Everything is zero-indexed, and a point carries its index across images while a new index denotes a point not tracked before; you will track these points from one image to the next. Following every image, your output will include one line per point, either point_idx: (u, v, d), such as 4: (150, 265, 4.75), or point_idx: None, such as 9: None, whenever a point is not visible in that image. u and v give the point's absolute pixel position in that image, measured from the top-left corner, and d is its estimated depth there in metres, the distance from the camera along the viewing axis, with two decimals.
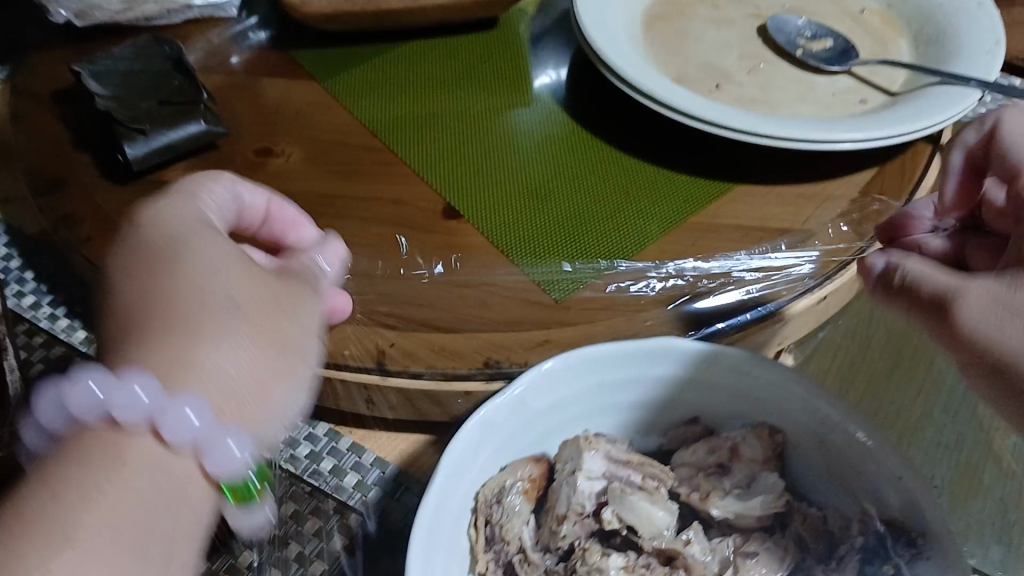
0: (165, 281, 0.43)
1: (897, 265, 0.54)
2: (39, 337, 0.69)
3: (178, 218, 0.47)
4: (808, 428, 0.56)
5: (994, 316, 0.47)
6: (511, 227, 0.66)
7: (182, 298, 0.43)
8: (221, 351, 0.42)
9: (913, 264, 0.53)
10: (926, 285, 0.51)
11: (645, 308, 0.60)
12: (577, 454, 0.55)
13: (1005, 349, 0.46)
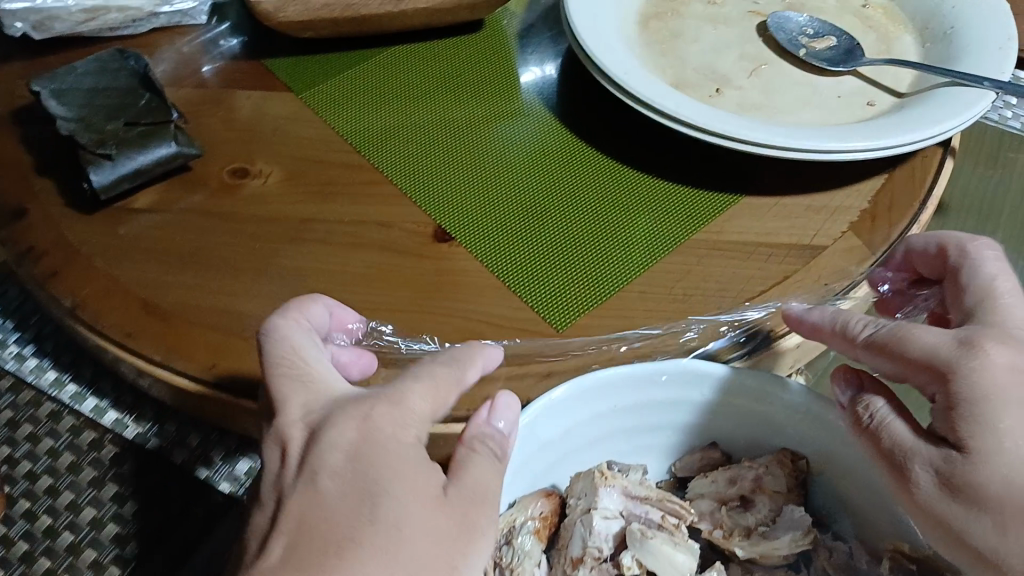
0: (340, 439, 0.41)
1: (864, 400, 0.48)
2: (14, 384, 0.66)
3: (331, 396, 0.44)
4: (833, 454, 0.51)
5: (949, 509, 0.43)
6: (508, 251, 0.62)
7: (376, 449, 0.41)
8: (402, 527, 0.39)
9: (886, 410, 0.47)
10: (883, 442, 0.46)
11: (650, 336, 0.57)
12: (591, 490, 0.50)
13: (967, 536, 0.43)
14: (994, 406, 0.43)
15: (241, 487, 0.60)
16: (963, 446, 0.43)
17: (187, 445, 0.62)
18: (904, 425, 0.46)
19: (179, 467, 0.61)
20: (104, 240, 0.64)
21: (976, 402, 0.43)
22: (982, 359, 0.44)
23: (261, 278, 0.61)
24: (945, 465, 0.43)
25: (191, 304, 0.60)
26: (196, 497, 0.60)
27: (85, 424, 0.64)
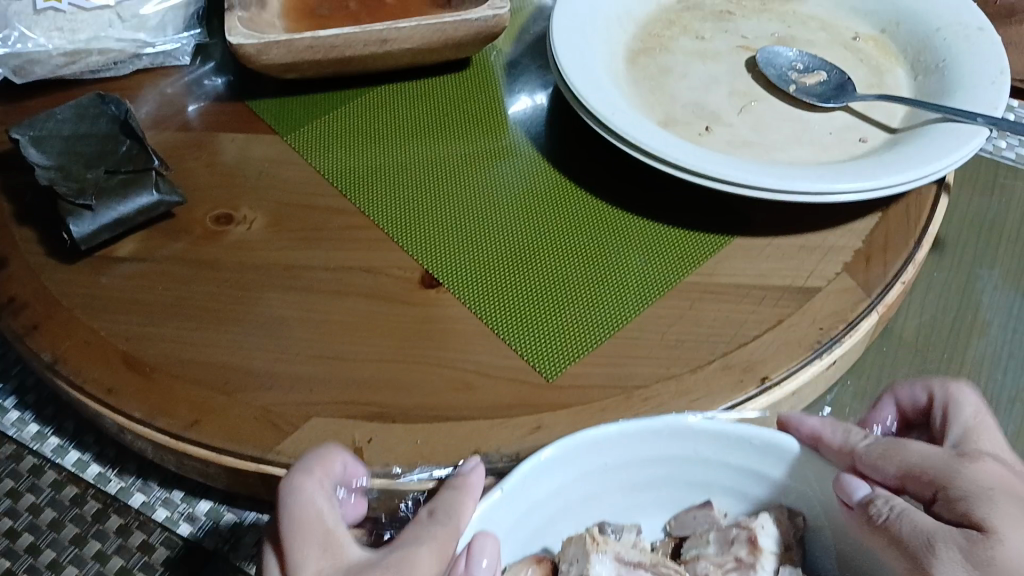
0: None
1: (879, 496, 0.46)
2: None
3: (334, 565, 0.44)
4: (830, 511, 0.51)
5: None
6: (496, 297, 0.61)
7: None
8: None
9: (898, 505, 0.46)
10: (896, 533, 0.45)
11: (642, 386, 0.56)
12: (582, 556, 0.48)
13: None
14: (995, 501, 0.44)
15: (226, 545, 0.58)
16: (984, 528, 0.43)
17: (170, 501, 0.60)
18: (917, 517, 0.45)
19: (161, 524, 0.59)
20: (85, 291, 0.62)
21: (980, 498, 0.44)
22: (978, 465, 0.46)
23: (245, 329, 0.60)
24: (970, 546, 0.42)
25: (174, 357, 0.59)
26: (178, 557, 0.58)
27: (67, 479, 0.62)
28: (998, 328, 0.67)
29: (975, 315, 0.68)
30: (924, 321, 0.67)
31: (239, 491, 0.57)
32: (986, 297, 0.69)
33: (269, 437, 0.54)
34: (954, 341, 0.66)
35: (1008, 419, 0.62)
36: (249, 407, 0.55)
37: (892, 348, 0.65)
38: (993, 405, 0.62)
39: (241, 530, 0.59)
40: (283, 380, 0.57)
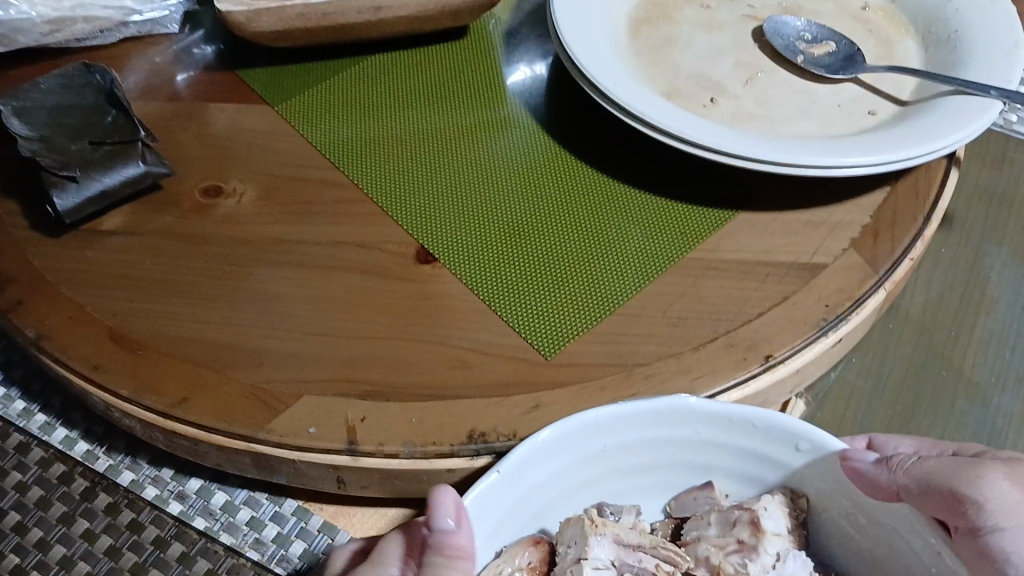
0: None
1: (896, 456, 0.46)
2: None
3: None
4: (836, 494, 0.49)
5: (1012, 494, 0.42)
6: (493, 272, 0.60)
7: None
8: None
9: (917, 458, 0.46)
10: (934, 474, 0.44)
11: (643, 364, 0.54)
12: (581, 539, 0.46)
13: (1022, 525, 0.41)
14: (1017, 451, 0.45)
15: (216, 524, 0.56)
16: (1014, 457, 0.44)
17: (160, 480, 0.59)
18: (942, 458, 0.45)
19: (151, 502, 0.58)
20: (71, 265, 0.60)
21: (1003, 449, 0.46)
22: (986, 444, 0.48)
23: (234, 304, 0.58)
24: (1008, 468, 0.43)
25: (161, 334, 0.57)
26: (167, 536, 0.56)
27: (55, 457, 0.60)
28: (1007, 305, 0.65)
29: (983, 292, 0.66)
30: (932, 297, 0.66)
31: (230, 470, 0.56)
32: (995, 273, 0.67)
33: (260, 415, 0.52)
34: (962, 317, 0.65)
35: (1015, 398, 0.60)
36: (238, 385, 0.54)
37: (898, 325, 0.64)
38: (1001, 383, 0.61)
39: (232, 509, 0.57)
40: (273, 357, 0.55)
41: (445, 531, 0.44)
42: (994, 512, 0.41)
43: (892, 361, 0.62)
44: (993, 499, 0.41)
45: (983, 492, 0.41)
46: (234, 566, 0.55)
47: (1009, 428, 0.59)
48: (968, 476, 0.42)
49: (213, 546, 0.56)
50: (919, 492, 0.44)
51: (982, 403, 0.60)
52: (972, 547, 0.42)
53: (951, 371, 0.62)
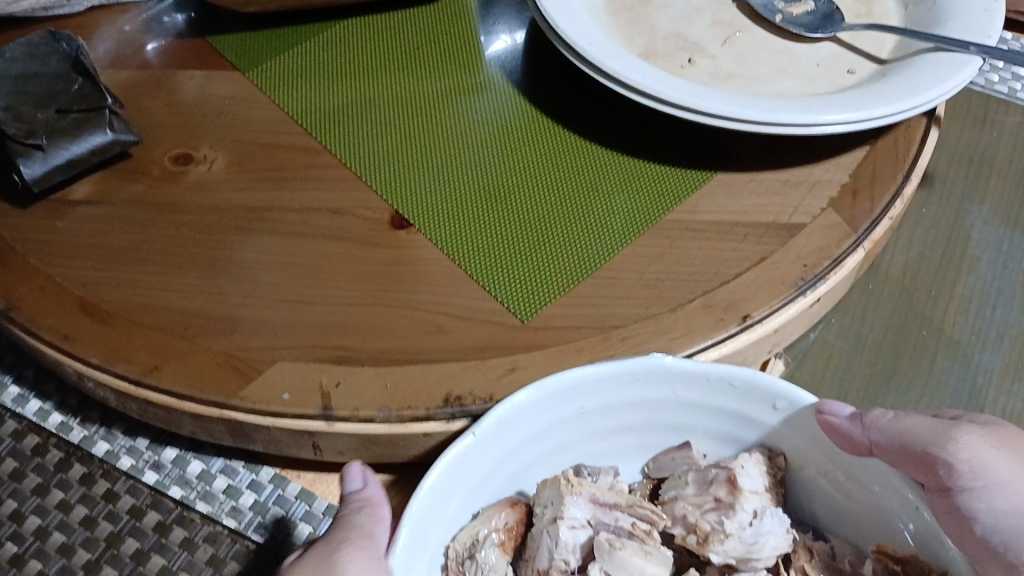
0: None
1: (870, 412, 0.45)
2: None
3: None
4: (813, 452, 0.49)
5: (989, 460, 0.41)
6: (468, 237, 0.59)
7: None
8: None
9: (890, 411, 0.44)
10: (917, 434, 0.42)
11: (620, 325, 0.54)
12: (557, 499, 0.46)
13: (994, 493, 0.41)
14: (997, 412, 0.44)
15: (192, 493, 0.56)
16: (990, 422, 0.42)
17: (135, 451, 0.58)
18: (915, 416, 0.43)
19: (126, 472, 0.57)
20: (39, 235, 0.59)
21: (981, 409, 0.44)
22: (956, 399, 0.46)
23: (206, 273, 0.57)
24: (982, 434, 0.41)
25: (132, 303, 0.56)
26: (143, 506, 0.56)
27: (28, 429, 0.60)
28: (987, 263, 0.65)
29: (964, 251, 0.66)
30: (912, 257, 0.65)
31: (205, 438, 0.56)
32: (976, 232, 0.67)
33: (232, 382, 0.52)
34: (942, 276, 0.65)
35: (996, 355, 0.60)
36: (210, 352, 0.53)
37: (879, 284, 0.64)
38: (980, 341, 0.61)
39: (208, 478, 0.57)
40: (245, 325, 0.55)
41: (356, 492, 0.48)
42: (968, 473, 0.41)
43: (873, 320, 0.62)
44: (966, 464, 0.41)
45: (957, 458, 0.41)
46: (212, 534, 0.55)
47: (989, 385, 0.59)
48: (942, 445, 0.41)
49: (188, 514, 0.56)
50: (894, 449, 0.43)
51: (962, 360, 0.60)
52: (943, 507, 0.43)
53: (932, 329, 0.61)
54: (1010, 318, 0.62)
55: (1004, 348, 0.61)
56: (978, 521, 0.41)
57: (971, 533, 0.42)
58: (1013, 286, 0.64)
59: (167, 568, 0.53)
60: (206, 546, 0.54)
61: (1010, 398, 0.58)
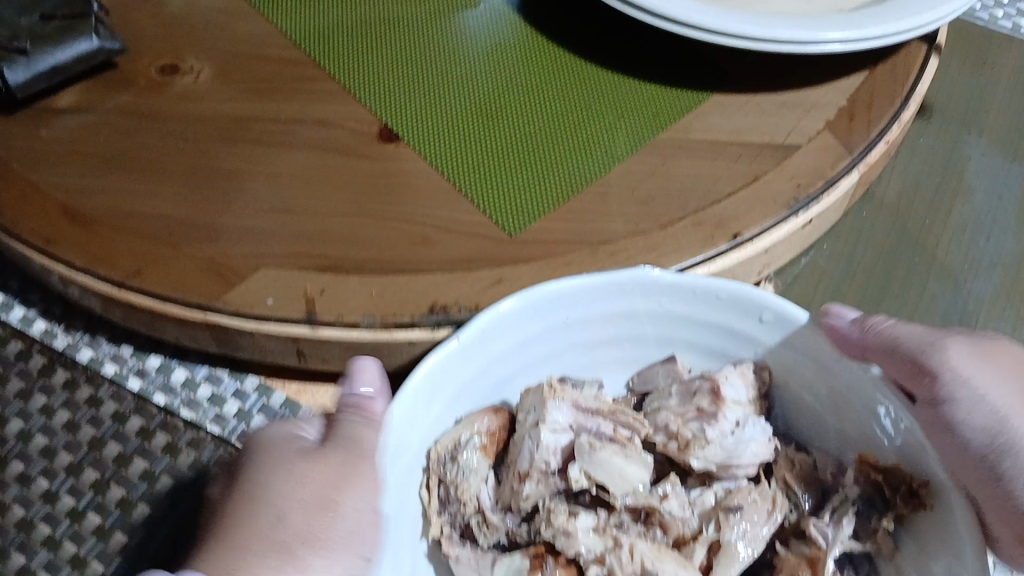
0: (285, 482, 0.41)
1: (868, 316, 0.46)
2: None
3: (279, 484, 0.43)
4: (798, 365, 0.48)
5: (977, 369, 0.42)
6: (458, 151, 0.58)
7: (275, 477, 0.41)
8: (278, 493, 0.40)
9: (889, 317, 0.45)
10: (906, 340, 0.43)
11: (609, 240, 0.53)
12: (539, 404, 0.46)
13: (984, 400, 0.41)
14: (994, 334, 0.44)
15: (176, 400, 0.56)
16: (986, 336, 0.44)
17: (120, 358, 0.58)
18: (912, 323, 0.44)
19: (110, 379, 0.57)
20: (22, 141, 0.59)
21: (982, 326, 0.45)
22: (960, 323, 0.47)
23: (191, 182, 0.57)
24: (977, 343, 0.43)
25: (116, 209, 0.56)
26: (126, 411, 0.56)
27: (12, 335, 0.59)
28: (982, 194, 0.65)
29: (959, 181, 0.66)
30: (907, 185, 0.65)
31: (190, 345, 0.56)
32: (972, 163, 0.66)
33: (216, 287, 0.52)
34: (937, 204, 0.64)
35: (987, 282, 0.60)
36: (194, 258, 0.53)
37: (873, 210, 0.63)
38: (971, 268, 0.61)
39: (193, 385, 0.57)
40: (229, 233, 0.54)
41: (363, 396, 0.44)
42: (956, 379, 0.42)
43: (865, 245, 0.61)
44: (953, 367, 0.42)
45: (945, 362, 0.42)
46: (195, 439, 0.55)
47: (979, 311, 0.59)
48: (934, 349, 0.42)
49: (172, 420, 0.56)
50: (886, 351, 0.44)
51: (952, 286, 0.60)
52: (930, 416, 0.43)
53: (923, 256, 0.61)
54: (1003, 246, 0.62)
55: (996, 274, 0.61)
56: (959, 429, 0.42)
57: (954, 444, 0.42)
58: (1007, 215, 0.64)
59: (149, 472, 0.54)
60: (189, 451, 0.54)
61: (998, 323, 0.58)
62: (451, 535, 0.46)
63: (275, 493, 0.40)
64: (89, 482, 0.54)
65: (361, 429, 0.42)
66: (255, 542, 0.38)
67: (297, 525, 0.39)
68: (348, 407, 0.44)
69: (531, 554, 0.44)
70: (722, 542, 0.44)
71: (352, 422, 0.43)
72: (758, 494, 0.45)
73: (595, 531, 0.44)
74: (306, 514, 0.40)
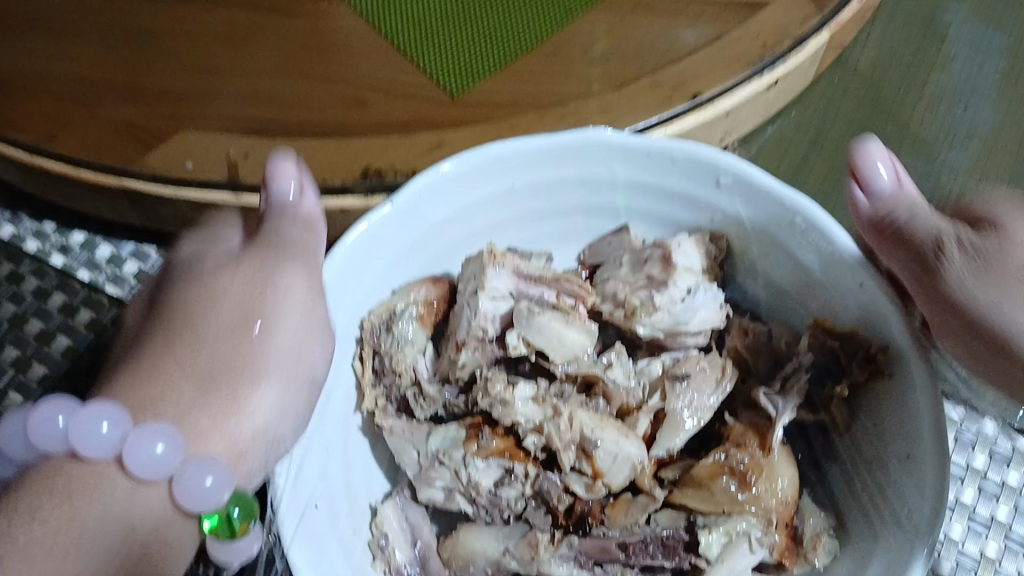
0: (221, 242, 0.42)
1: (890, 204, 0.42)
2: None
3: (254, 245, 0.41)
4: (754, 231, 0.45)
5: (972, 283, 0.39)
6: (398, 9, 0.53)
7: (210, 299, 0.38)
8: (223, 289, 0.39)
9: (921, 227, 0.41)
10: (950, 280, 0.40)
11: (559, 103, 0.50)
12: (478, 270, 0.43)
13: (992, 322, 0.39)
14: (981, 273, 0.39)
15: (101, 276, 0.52)
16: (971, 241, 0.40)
17: (42, 234, 0.54)
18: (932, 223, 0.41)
19: (32, 255, 0.53)
20: None
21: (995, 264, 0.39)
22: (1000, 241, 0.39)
23: (108, 38, 0.51)
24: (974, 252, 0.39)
25: (27, 68, 0.50)
26: (49, 288, 0.52)
27: None
28: (962, 63, 0.61)
29: (939, 49, 0.62)
30: (883, 51, 0.61)
31: (115, 221, 0.52)
32: (953, 30, 0.63)
33: (134, 149, 0.48)
34: (915, 72, 0.60)
35: (963, 154, 0.57)
36: (110, 121, 0.49)
37: (846, 77, 0.59)
38: (945, 140, 0.58)
39: (118, 262, 0.53)
40: (149, 93, 0.49)
41: (288, 200, 0.40)
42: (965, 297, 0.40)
43: (835, 115, 0.58)
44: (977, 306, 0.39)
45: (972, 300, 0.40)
46: (122, 315, 0.51)
47: (953, 184, 0.56)
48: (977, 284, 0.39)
49: (97, 295, 0.52)
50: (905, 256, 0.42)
51: (925, 158, 0.57)
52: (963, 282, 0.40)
53: (896, 126, 0.58)
54: (981, 117, 0.59)
55: (974, 143, 0.58)
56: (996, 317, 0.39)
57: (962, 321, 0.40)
58: (988, 86, 0.60)
59: (72, 349, 0.50)
60: (114, 326, 0.50)
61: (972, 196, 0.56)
62: (386, 408, 0.43)
63: (231, 301, 0.39)
64: (10, 360, 0.49)
65: (292, 230, 0.40)
66: (209, 371, 0.36)
67: (270, 358, 0.38)
68: (281, 212, 0.40)
69: (468, 425, 0.41)
70: (666, 410, 0.42)
71: (288, 231, 0.40)
72: (707, 363, 0.43)
73: (534, 400, 0.41)
74: (298, 347, 0.39)
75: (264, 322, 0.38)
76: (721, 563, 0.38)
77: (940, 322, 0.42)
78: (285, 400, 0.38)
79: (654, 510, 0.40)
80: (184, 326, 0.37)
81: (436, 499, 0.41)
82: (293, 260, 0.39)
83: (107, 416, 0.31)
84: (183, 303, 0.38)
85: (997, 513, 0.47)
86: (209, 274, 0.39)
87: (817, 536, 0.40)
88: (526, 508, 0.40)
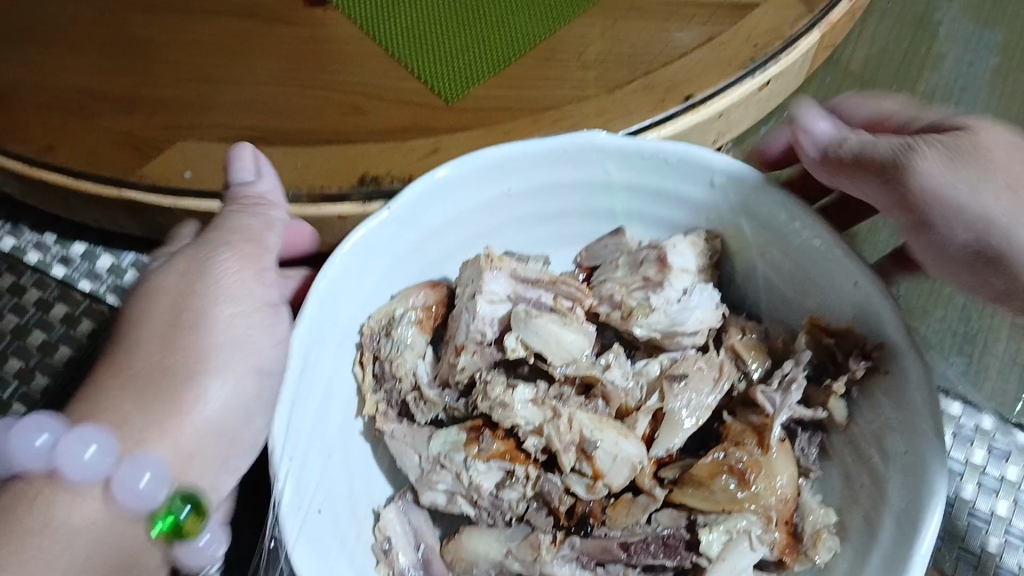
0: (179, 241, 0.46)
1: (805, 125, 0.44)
2: None
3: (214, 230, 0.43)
4: (748, 231, 0.46)
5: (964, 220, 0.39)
6: (393, 16, 0.53)
7: (155, 298, 0.42)
8: (171, 284, 0.42)
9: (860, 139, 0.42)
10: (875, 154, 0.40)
11: (554, 107, 0.50)
12: (476, 275, 0.43)
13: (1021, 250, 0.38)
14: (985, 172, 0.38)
15: (102, 287, 0.53)
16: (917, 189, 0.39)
17: (43, 245, 0.54)
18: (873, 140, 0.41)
19: (34, 267, 0.53)
20: None
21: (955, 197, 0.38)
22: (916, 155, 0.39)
23: (105, 50, 0.52)
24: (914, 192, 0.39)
25: (26, 82, 0.51)
26: (51, 299, 0.52)
27: None
28: (953, 61, 0.62)
29: (931, 48, 0.62)
30: (875, 50, 0.61)
31: (115, 231, 0.52)
32: (945, 29, 0.63)
33: (132, 159, 0.48)
34: (906, 71, 0.61)
35: None
36: (108, 132, 0.49)
37: (838, 77, 0.60)
38: None
39: (118, 272, 0.53)
40: (148, 103, 0.50)
41: (244, 183, 0.43)
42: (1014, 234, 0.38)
43: None
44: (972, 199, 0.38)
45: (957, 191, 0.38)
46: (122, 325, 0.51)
47: None
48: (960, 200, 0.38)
49: (97, 306, 0.52)
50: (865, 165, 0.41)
51: None
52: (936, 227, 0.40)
53: None
54: (974, 115, 0.59)
55: None
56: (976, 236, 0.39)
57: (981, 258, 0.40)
58: (979, 83, 0.61)
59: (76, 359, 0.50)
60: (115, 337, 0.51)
61: None
62: (387, 412, 0.43)
63: (163, 300, 0.42)
64: (14, 371, 0.50)
65: (241, 216, 0.43)
66: (139, 374, 0.40)
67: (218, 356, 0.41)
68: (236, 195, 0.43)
69: (468, 428, 0.42)
70: (665, 410, 0.42)
71: (236, 217, 0.43)
72: (704, 362, 0.43)
73: (533, 403, 0.41)
74: (235, 340, 0.42)
75: (181, 322, 0.41)
76: (722, 561, 0.38)
77: (939, 251, 0.42)
78: (233, 390, 0.41)
79: (654, 509, 0.40)
80: (149, 335, 0.41)
81: (438, 502, 0.41)
82: (226, 255, 0.42)
83: (45, 428, 0.35)
84: (136, 311, 0.42)
85: (997, 508, 0.47)
86: (171, 264, 0.43)
87: (816, 532, 0.40)
88: (527, 509, 0.41)
